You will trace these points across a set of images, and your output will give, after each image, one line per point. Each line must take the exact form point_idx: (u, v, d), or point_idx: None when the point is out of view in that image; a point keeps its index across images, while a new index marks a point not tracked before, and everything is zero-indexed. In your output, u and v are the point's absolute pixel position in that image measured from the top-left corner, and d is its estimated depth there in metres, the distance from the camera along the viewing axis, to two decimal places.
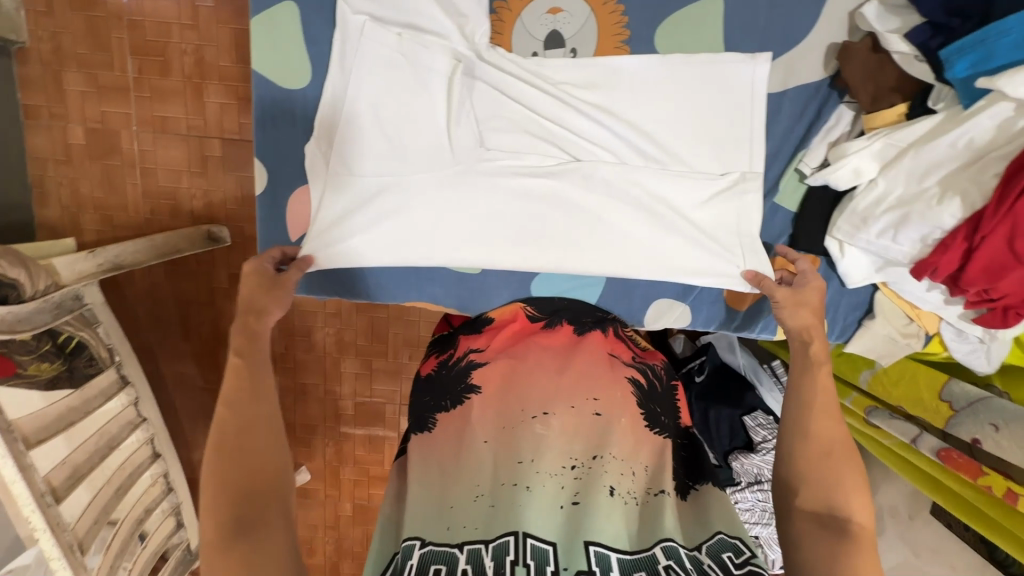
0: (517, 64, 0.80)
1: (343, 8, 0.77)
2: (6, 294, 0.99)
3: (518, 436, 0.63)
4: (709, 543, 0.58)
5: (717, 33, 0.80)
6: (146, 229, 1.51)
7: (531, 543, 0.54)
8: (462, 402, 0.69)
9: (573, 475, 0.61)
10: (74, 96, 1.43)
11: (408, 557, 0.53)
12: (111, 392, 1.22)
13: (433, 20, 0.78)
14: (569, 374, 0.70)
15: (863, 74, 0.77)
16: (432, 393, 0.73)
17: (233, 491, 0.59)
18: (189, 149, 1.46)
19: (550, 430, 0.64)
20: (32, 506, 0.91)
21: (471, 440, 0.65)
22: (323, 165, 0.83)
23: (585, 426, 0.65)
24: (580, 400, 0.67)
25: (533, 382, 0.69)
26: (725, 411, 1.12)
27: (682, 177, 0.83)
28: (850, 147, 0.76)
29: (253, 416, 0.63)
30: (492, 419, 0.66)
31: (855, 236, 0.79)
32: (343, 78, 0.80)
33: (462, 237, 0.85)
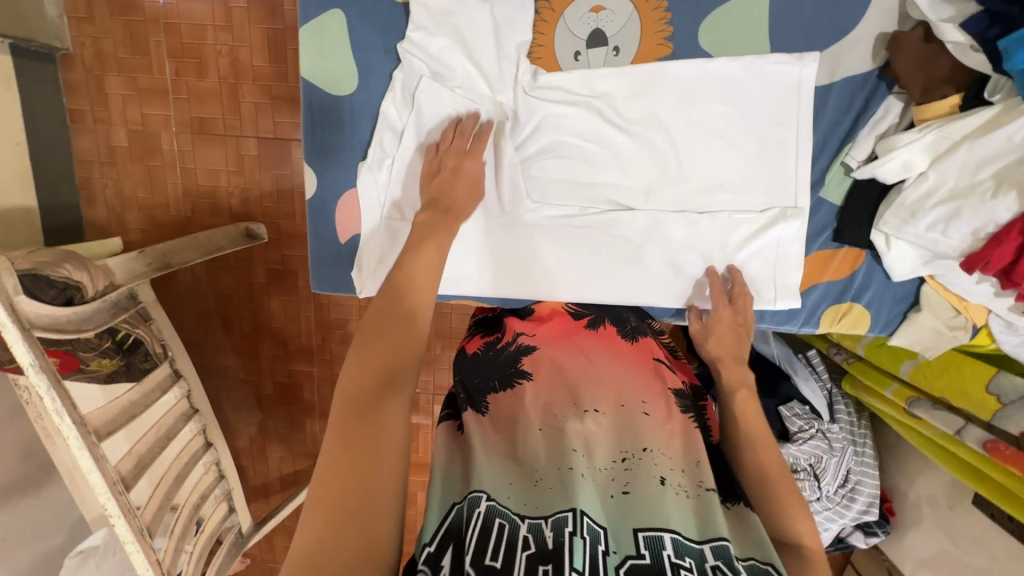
0: (569, 99, 0.81)
1: (405, 49, 0.78)
2: (72, 295, 1.05)
3: (571, 425, 0.65)
4: (747, 565, 0.53)
5: (763, 30, 0.79)
6: (188, 227, 1.56)
7: (587, 522, 0.53)
8: (513, 386, 0.71)
9: (623, 467, 0.62)
10: (116, 99, 1.48)
11: (476, 505, 0.54)
12: (166, 385, 1.28)
13: (484, 36, 0.78)
14: (620, 374, 0.72)
15: (913, 64, 0.75)
16: (482, 374, 0.76)
17: (377, 361, 0.56)
18: (226, 149, 1.50)
19: (600, 426, 0.65)
20: (107, 493, 0.96)
21: (526, 425, 0.66)
22: (377, 194, 0.84)
23: (633, 422, 0.66)
24: (630, 401, 0.68)
25: (587, 377, 0.71)
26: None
27: (729, 218, 0.85)
28: (901, 140, 0.76)
29: (401, 312, 0.60)
30: (543, 405, 0.68)
31: (903, 230, 0.78)
32: (405, 108, 0.81)
33: (516, 266, 0.89)
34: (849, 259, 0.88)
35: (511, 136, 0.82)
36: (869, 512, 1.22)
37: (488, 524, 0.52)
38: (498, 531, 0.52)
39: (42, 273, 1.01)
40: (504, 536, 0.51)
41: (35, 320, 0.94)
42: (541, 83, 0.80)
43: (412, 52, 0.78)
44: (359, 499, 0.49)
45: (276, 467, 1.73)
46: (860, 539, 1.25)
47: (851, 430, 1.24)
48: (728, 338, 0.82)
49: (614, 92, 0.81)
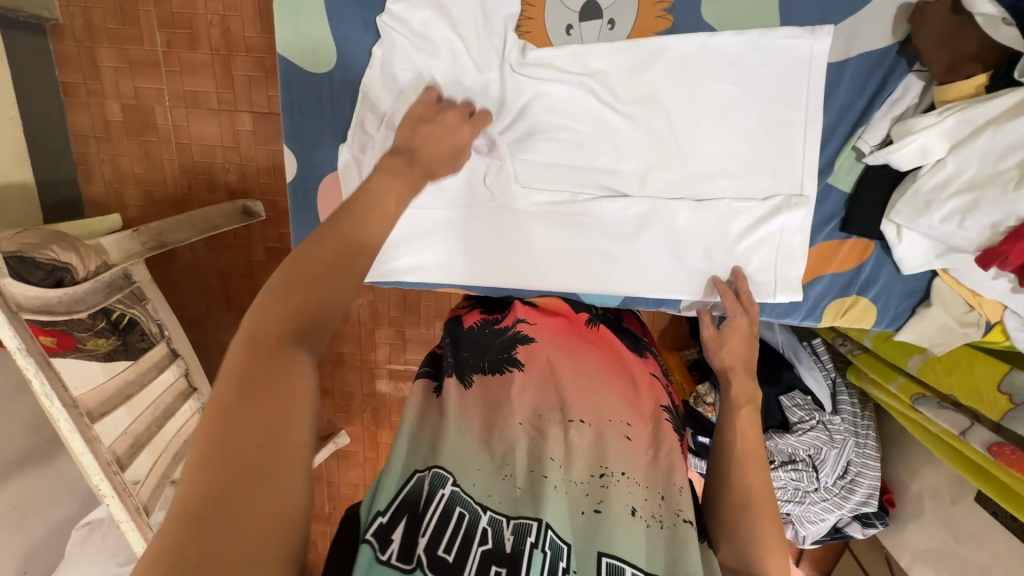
0: (559, 76, 0.75)
1: (385, 23, 0.73)
2: (61, 277, 1.04)
3: (551, 429, 0.62)
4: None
5: (772, 1, 0.73)
6: (185, 204, 1.54)
7: (551, 535, 0.51)
8: (503, 372, 0.68)
9: (599, 483, 0.58)
10: (108, 71, 1.45)
11: (439, 486, 0.53)
12: (163, 364, 1.29)
13: (466, 8, 0.73)
14: (609, 390, 0.68)
15: (938, 39, 0.68)
16: (475, 351, 0.72)
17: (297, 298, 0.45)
18: (221, 124, 1.47)
19: (582, 438, 0.62)
20: (101, 473, 0.98)
21: (508, 417, 0.62)
22: (356, 173, 0.80)
23: (615, 441, 0.62)
24: (615, 420, 0.65)
25: (575, 385, 0.67)
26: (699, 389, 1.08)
27: (729, 206, 0.80)
28: (918, 123, 0.70)
29: (349, 243, 0.49)
30: (529, 401, 0.65)
31: (915, 221, 0.74)
32: (385, 86, 0.76)
33: (506, 251, 0.85)
34: (857, 250, 0.83)
35: (500, 116, 0.77)
36: (867, 503, 1.20)
37: (448, 513, 0.51)
38: (456, 522, 0.50)
39: (29, 255, 1.00)
40: (462, 528, 0.50)
41: (21, 303, 0.95)
42: (530, 59, 0.75)
43: (392, 26, 0.73)
44: (259, 463, 0.38)
45: None
46: (857, 530, 1.23)
47: (855, 421, 1.21)
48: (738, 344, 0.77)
49: (609, 70, 0.75)
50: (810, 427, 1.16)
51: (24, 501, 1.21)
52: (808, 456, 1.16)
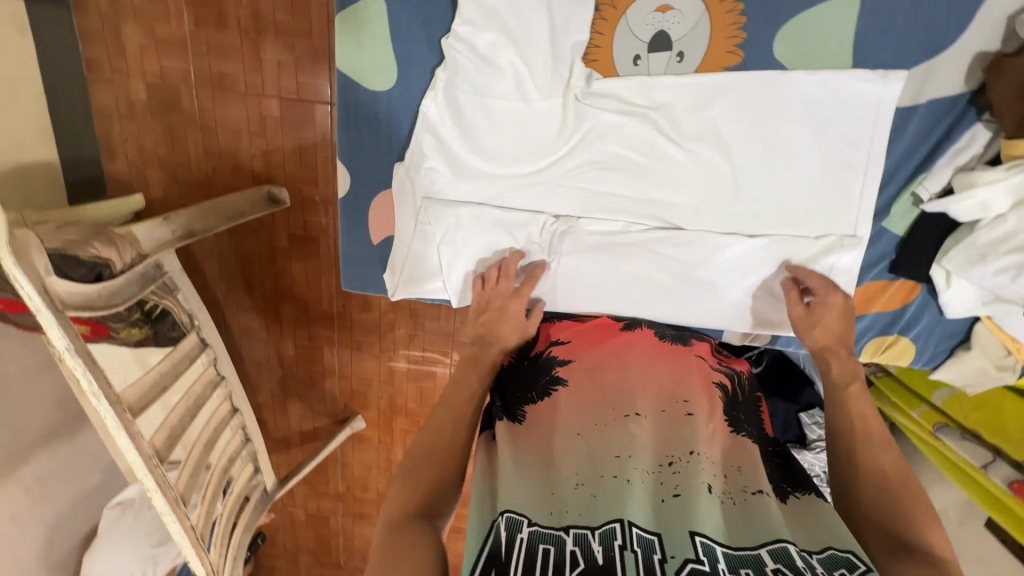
0: (622, 109, 0.75)
1: (450, 45, 0.72)
2: (101, 272, 1.03)
3: (613, 431, 0.63)
4: (820, 554, 0.53)
5: (846, 41, 0.71)
6: (209, 187, 1.51)
7: (637, 531, 0.54)
8: (548, 394, 0.68)
9: (671, 470, 0.61)
10: (132, 49, 1.39)
11: (518, 531, 0.53)
12: (194, 354, 1.31)
13: (531, 31, 0.70)
14: (655, 373, 0.70)
15: (1014, 94, 0.67)
16: (518, 384, 0.72)
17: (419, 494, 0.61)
18: (248, 109, 1.42)
19: (642, 430, 0.64)
20: (144, 468, 1.00)
21: (564, 428, 0.64)
22: (410, 191, 0.81)
23: (676, 424, 0.65)
24: (669, 403, 0.67)
25: (623, 381, 0.69)
26: (783, 403, 1.16)
27: (782, 243, 0.80)
28: (981, 177, 0.70)
29: (446, 444, 0.65)
30: (579, 412, 0.65)
31: (968, 270, 0.74)
32: (445, 108, 0.75)
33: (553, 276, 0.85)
34: (903, 291, 0.84)
35: (558, 145, 0.77)
36: None
37: (533, 553, 0.51)
38: (544, 558, 0.50)
39: (72, 253, 1.01)
40: (552, 559, 0.50)
41: (67, 300, 0.95)
42: (594, 89, 0.74)
43: (457, 48, 0.72)
44: None
45: (297, 422, 1.80)
46: None
47: None
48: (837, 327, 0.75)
49: (673, 104, 0.74)
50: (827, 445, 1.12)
51: (52, 475, 1.25)
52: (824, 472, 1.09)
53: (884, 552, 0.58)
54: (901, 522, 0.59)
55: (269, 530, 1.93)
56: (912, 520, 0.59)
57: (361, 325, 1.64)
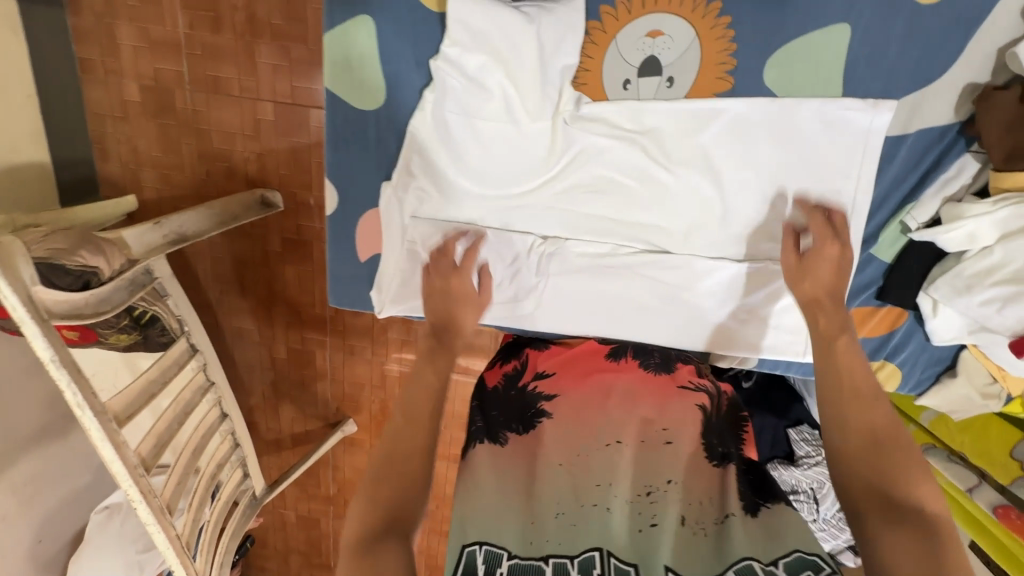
0: (611, 134, 0.74)
1: (438, 67, 0.71)
2: (89, 280, 1.02)
3: (593, 460, 0.63)
4: (786, 559, 0.53)
5: (837, 70, 0.71)
6: (202, 189, 1.49)
7: (615, 562, 0.55)
8: (533, 426, 0.69)
9: (648, 500, 0.60)
10: (127, 50, 1.37)
11: (496, 566, 0.54)
12: (184, 360, 1.28)
13: (519, 53, 0.69)
14: (638, 400, 0.70)
15: (1003, 127, 0.67)
16: (501, 411, 0.72)
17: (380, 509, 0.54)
18: (242, 112, 1.41)
19: (623, 460, 0.64)
20: (129, 477, 1.00)
21: (546, 459, 0.64)
22: (398, 210, 0.80)
23: (656, 453, 0.65)
24: (649, 431, 0.67)
25: (604, 410, 0.69)
26: (772, 419, 1.17)
27: (770, 269, 0.79)
28: (970, 209, 0.70)
29: (405, 444, 0.58)
30: (563, 445, 0.65)
31: (954, 300, 0.74)
32: (434, 129, 0.75)
33: (541, 298, 0.84)
34: (890, 317, 0.84)
35: (547, 168, 0.77)
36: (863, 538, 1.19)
37: None
38: None
39: (57, 262, 1.00)
40: None
41: (51, 308, 0.92)
42: (583, 113, 0.74)
43: (446, 70, 0.71)
44: None
45: (288, 424, 1.80)
46: (849, 560, 1.23)
47: None
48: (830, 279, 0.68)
49: (662, 129, 0.74)
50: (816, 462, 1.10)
51: (41, 477, 1.24)
52: (812, 488, 1.08)
53: (878, 517, 0.52)
54: (890, 477, 0.54)
55: (258, 531, 1.93)
56: (904, 481, 0.54)
57: (351, 329, 1.65)
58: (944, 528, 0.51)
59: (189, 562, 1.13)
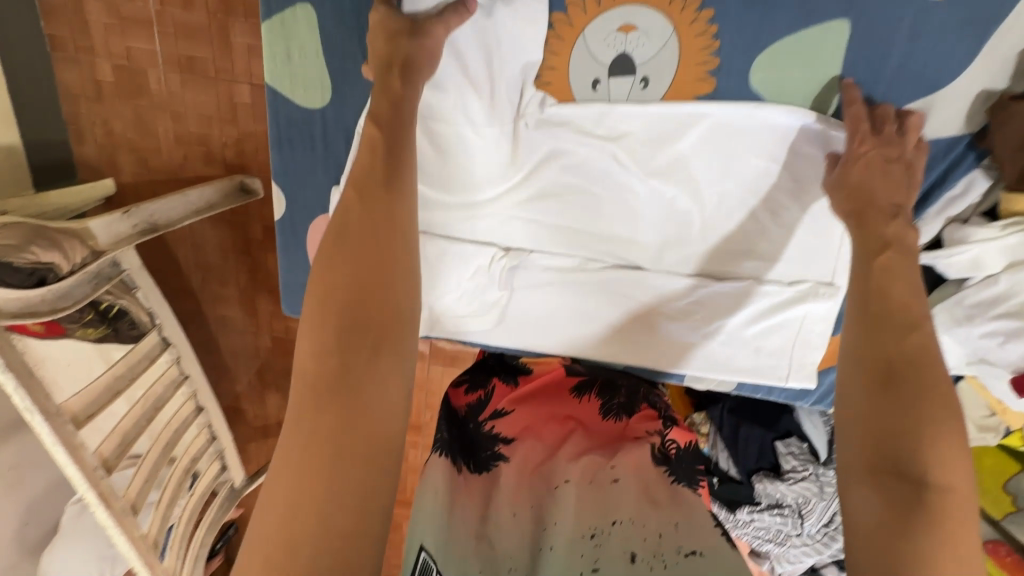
0: (578, 138, 0.68)
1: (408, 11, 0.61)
2: (44, 276, 0.97)
3: (543, 504, 0.57)
4: None
5: (832, 71, 0.63)
6: (180, 173, 1.35)
7: None
8: (487, 471, 0.62)
9: (592, 543, 0.52)
10: (97, 28, 1.22)
11: None
12: (155, 355, 1.24)
13: (472, 45, 0.63)
14: (598, 441, 0.65)
15: (1017, 141, 0.59)
16: (463, 440, 0.67)
17: (344, 326, 0.44)
18: (218, 94, 1.25)
19: (570, 499, 0.56)
20: (87, 481, 0.98)
21: (496, 513, 0.57)
22: None
23: (602, 489, 0.57)
24: (595, 471, 0.60)
25: (559, 451, 0.64)
26: (759, 430, 1.09)
27: (751, 290, 0.73)
28: (975, 233, 0.63)
29: (375, 260, 0.47)
30: (517, 488, 0.60)
31: (950, 330, 0.68)
32: None
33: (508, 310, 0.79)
34: None
35: (513, 171, 0.71)
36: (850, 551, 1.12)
37: None
38: None
39: (6, 260, 0.94)
40: None
41: (2, 306, 0.92)
42: (549, 116, 0.67)
43: None
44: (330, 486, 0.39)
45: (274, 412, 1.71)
46: (835, 573, 1.16)
47: None
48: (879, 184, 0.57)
49: (635, 134, 0.67)
50: (804, 477, 1.02)
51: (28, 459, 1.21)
52: (797, 503, 1.01)
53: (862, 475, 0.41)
54: (896, 426, 0.42)
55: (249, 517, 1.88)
56: (908, 428, 0.41)
57: None
58: (944, 497, 0.38)
59: (155, 561, 1.11)
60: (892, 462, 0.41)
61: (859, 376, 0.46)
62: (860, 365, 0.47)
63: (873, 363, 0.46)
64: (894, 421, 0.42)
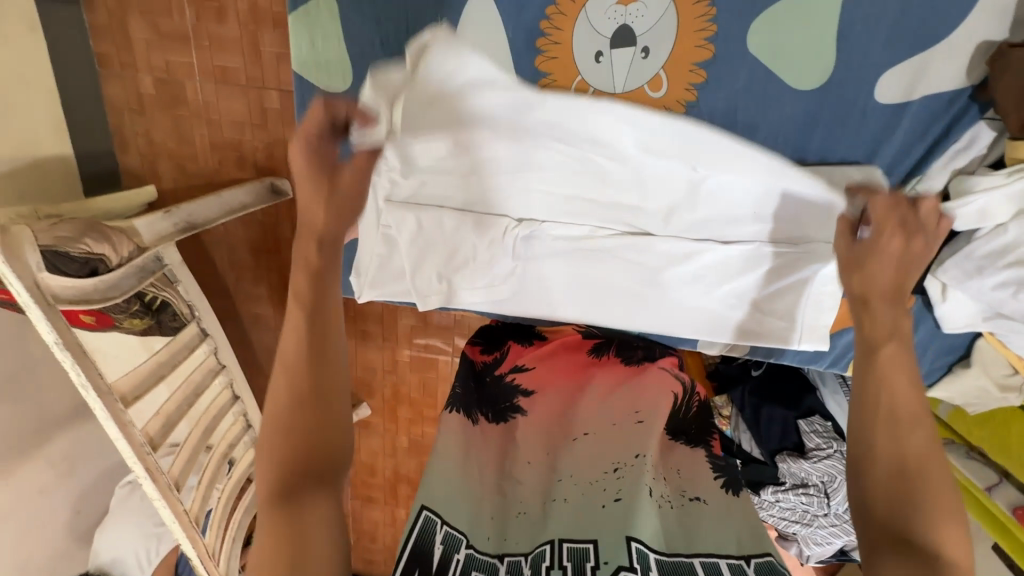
0: (567, 130, 0.67)
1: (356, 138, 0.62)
2: (96, 267, 1.05)
3: (562, 453, 0.63)
4: (758, 560, 0.51)
5: (828, 30, 0.65)
6: (215, 178, 1.43)
7: (568, 546, 0.52)
8: (506, 420, 0.69)
9: (614, 477, 0.58)
10: (139, 44, 1.32)
11: (454, 552, 0.52)
12: (194, 344, 1.33)
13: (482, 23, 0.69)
14: (612, 395, 0.69)
15: (1018, 91, 0.59)
16: (477, 395, 0.73)
17: (294, 450, 0.51)
18: (249, 101, 1.33)
19: (588, 449, 0.62)
20: (134, 455, 1.05)
21: (515, 460, 0.64)
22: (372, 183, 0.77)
23: (626, 432, 0.64)
24: (621, 416, 0.66)
25: (575, 405, 0.68)
26: (780, 410, 1.08)
27: (761, 251, 0.75)
28: (979, 183, 0.63)
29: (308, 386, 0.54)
30: (534, 439, 0.66)
31: (964, 283, 0.68)
32: None
33: (524, 278, 0.84)
34: None
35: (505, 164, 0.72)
36: None
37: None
38: None
39: (63, 250, 1.01)
40: None
41: (59, 293, 0.97)
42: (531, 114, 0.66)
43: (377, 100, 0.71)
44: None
45: None
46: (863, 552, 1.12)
47: None
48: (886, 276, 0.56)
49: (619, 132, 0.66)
50: (830, 455, 0.99)
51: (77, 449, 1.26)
52: (824, 482, 0.99)
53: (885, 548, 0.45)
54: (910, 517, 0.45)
55: None
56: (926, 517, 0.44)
57: (367, 314, 1.44)
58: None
59: (197, 537, 1.17)
60: (898, 524, 0.45)
61: (877, 472, 0.48)
62: (874, 459, 0.49)
63: (885, 459, 0.48)
64: (904, 493, 0.46)
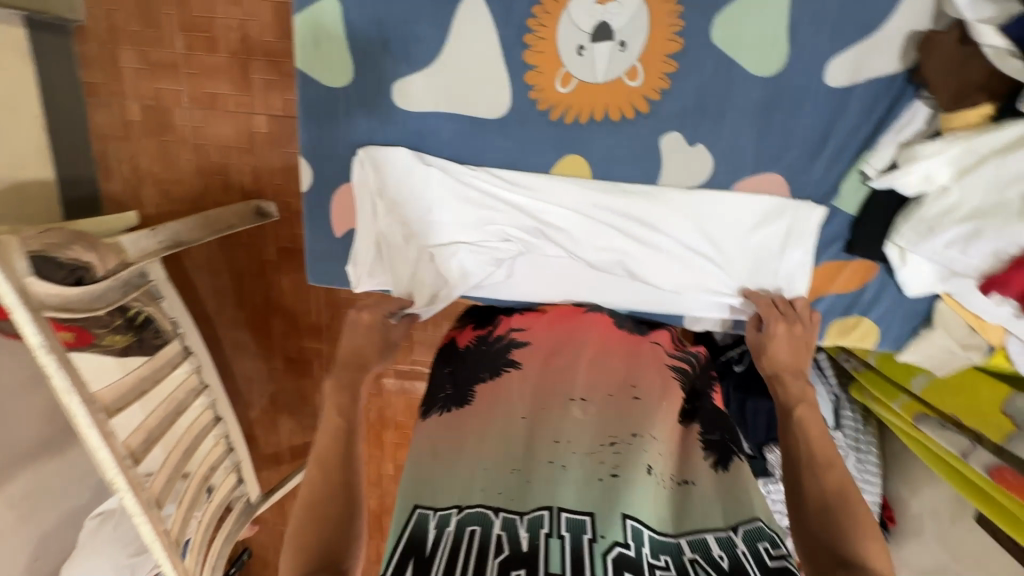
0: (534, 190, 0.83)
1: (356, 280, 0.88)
2: (82, 276, 0.99)
3: (559, 412, 0.67)
4: (741, 531, 0.57)
5: (781, 24, 0.73)
6: (199, 202, 1.43)
7: (566, 516, 0.56)
8: (500, 372, 0.74)
9: (612, 449, 0.63)
10: (128, 73, 1.35)
11: (446, 523, 0.56)
12: (177, 361, 1.29)
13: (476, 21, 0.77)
14: (609, 364, 0.74)
15: (944, 71, 0.68)
16: (472, 364, 0.77)
17: (314, 538, 0.59)
18: (236, 126, 1.36)
19: (587, 414, 0.67)
20: (116, 469, 0.98)
21: (510, 411, 0.68)
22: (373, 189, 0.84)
23: (622, 407, 0.68)
24: (617, 388, 0.71)
25: (574, 373, 0.72)
26: (764, 403, 1.09)
27: (734, 232, 0.83)
28: (921, 151, 0.71)
29: (326, 487, 0.63)
30: (527, 396, 0.70)
31: (918, 245, 0.73)
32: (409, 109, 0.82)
33: (519, 273, 0.89)
34: (859, 272, 0.86)
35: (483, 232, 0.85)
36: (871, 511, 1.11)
37: (460, 535, 0.54)
38: (469, 540, 0.54)
39: (51, 255, 0.95)
40: (477, 543, 0.53)
41: (41, 300, 0.89)
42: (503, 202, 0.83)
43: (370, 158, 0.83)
44: None
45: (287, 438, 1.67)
46: None
47: (855, 437, 1.10)
48: (786, 354, 0.79)
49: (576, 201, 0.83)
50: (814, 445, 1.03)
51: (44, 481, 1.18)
52: None
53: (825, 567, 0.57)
54: (842, 533, 0.59)
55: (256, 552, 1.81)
56: (845, 531, 0.59)
57: None
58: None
59: (178, 560, 1.12)
60: (837, 545, 0.58)
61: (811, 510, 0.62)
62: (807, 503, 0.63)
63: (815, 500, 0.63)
64: (836, 519, 0.60)
